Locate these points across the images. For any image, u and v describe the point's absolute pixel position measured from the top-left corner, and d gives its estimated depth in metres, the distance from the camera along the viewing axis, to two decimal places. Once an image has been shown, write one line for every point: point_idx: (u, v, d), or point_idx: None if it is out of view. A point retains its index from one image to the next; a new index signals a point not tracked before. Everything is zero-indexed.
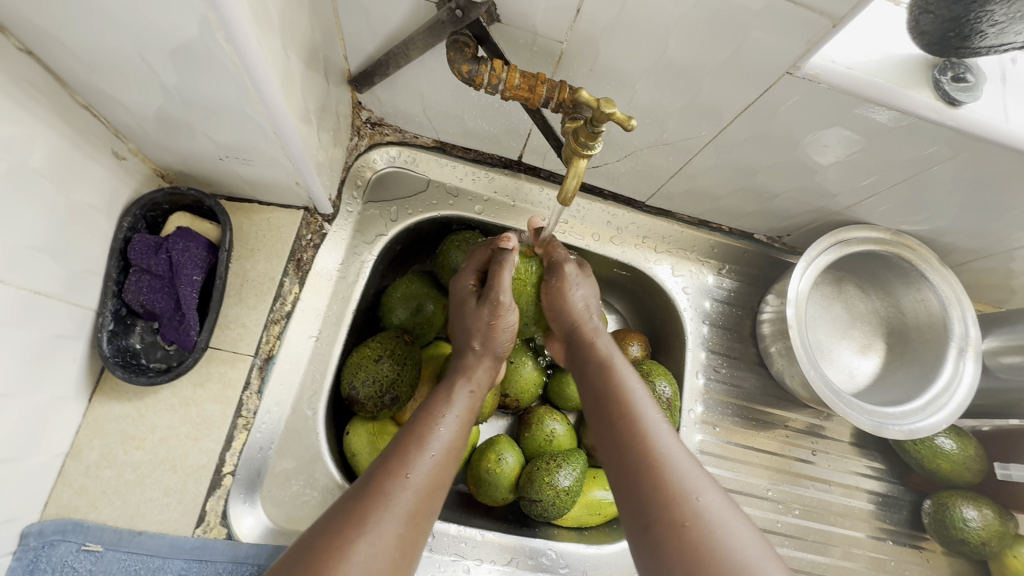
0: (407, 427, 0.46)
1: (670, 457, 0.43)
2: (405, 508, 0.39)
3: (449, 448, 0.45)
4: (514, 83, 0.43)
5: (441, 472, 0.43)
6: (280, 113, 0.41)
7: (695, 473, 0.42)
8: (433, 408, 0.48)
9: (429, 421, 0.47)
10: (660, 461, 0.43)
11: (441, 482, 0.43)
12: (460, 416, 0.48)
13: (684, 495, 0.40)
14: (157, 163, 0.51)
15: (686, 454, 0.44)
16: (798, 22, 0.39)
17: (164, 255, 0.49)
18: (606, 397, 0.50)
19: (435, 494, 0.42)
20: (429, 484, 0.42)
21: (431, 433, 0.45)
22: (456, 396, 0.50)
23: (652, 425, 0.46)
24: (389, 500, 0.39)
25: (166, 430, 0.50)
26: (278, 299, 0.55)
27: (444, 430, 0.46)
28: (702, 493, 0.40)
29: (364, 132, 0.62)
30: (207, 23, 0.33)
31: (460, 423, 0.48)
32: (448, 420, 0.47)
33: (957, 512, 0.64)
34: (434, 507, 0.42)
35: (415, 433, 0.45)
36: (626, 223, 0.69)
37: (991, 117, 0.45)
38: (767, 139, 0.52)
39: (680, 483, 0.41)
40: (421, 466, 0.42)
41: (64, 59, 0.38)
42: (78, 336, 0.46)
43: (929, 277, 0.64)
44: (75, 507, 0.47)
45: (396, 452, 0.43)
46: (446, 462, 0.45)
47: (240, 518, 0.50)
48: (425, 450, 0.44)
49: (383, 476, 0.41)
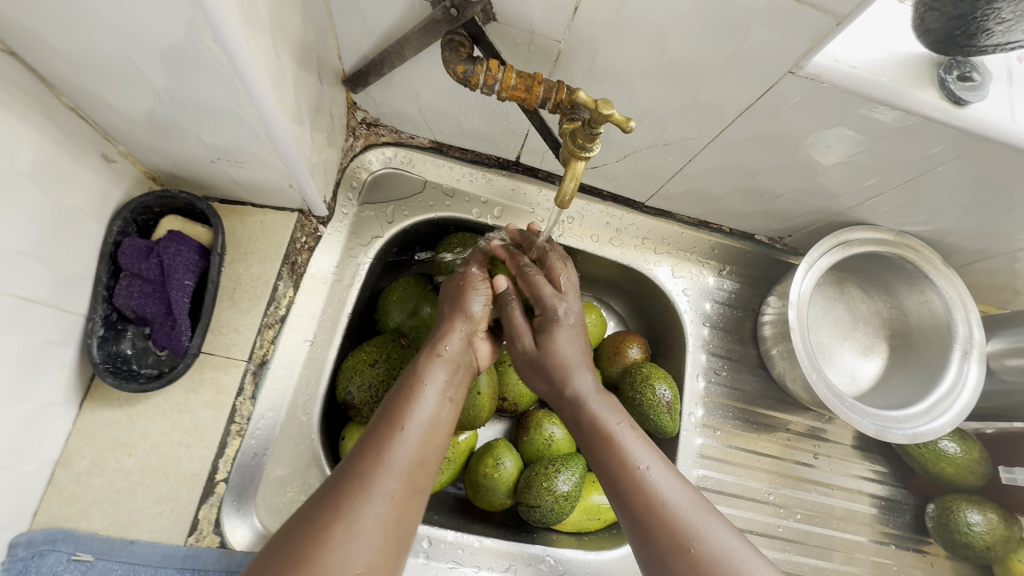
0: (383, 409, 0.44)
1: (669, 503, 0.41)
2: (386, 493, 0.38)
3: (427, 427, 0.44)
4: (510, 83, 0.42)
5: (420, 449, 0.42)
6: (271, 114, 0.40)
7: (696, 508, 0.41)
8: (410, 383, 0.46)
9: (407, 397, 0.45)
10: (658, 506, 0.41)
11: (421, 460, 0.42)
12: (438, 391, 0.46)
13: (687, 545, 0.39)
14: (148, 165, 0.50)
15: (684, 487, 0.42)
16: (801, 19, 0.38)
17: (154, 260, 0.48)
18: (596, 446, 0.46)
19: (417, 475, 0.41)
20: (408, 465, 0.41)
21: (408, 413, 0.43)
22: (432, 369, 0.47)
23: (647, 468, 0.43)
24: (370, 490, 0.38)
25: (158, 437, 0.49)
26: (272, 303, 0.54)
27: (423, 410, 0.44)
28: (705, 537, 0.39)
29: (359, 133, 0.61)
30: (193, 23, 0.32)
31: (438, 399, 0.46)
32: (426, 397, 0.45)
33: (961, 516, 0.63)
34: (419, 487, 0.41)
35: (393, 413, 0.43)
36: (626, 225, 0.69)
37: (997, 117, 0.44)
38: (769, 139, 0.51)
39: (680, 530, 0.39)
40: (399, 448, 0.41)
41: (49, 60, 0.37)
42: (67, 342, 0.45)
43: (933, 278, 0.63)
44: (65, 516, 0.46)
45: (374, 434, 0.42)
46: (426, 442, 0.43)
47: (234, 527, 0.49)
48: (400, 429, 0.42)
49: (361, 459, 0.40)
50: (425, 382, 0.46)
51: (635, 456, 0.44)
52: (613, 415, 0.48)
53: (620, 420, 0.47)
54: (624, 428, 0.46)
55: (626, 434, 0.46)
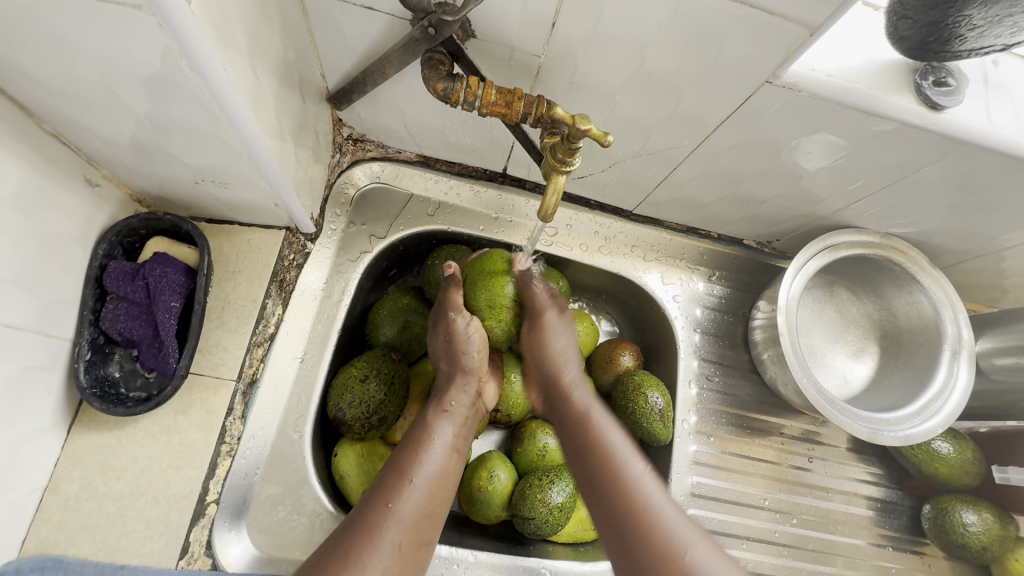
0: (393, 461, 0.48)
1: (656, 505, 0.46)
2: (393, 542, 0.42)
3: (434, 479, 0.47)
4: (490, 100, 0.42)
5: (427, 502, 0.46)
6: (251, 135, 0.41)
7: (684, 521, 0.45)
8: (420, 436, 0.50)
9: (416, 449, 0.49)
10: (648, 511, 0.46)
11: (427, 511, 0.45)
12: (446, 444, 0.50)
13: (676, 547, 0.43)
14: (133, 188, 0.50)
15: (670, 501, 0.47)
16: (775, 30, 0.38)
17: (141, 282, 0.48)
18: (588, 450, 0.52)
19: (423, 526, 0.45)
20: (415, 516, 0.44)
21: (417, 465, 0.47)
22: (441, 424, 0.51)
23: (634, 473, 0.49)
24: (377, 540, 0.41)
25: (147, 459, 0.48)
26: (261, 321, 0.54)
27: (430, 464, 0.48)
28: (693, 546, 0.44)
29: (346, 149, 0.62)
30: (169, 52, 0.32)
31: (446, 452, 0.49)
32: (436, 449, 0.49)
33: (957, 517, 0.63)
34: (422, 537, 0.44)
35: (401, 466, 0.47)
36: (614, 233, 0.69)
37: (973, 121, 0.45)
38: (751, 146, 0.51)
39: (670, 534, 0.44)
40: (406, 500, 0.44)
41: (30, 90, 0.37)
42: (53, 367, 0.45)
43: (920, 279, 0.63)
44: (53, 542, 0.45)
45: (386, 487, 0.45)
46: (434, 495, 0.47)
47: (226, 548, 0.49)
48: (408, 482, 0.45)
49: (371, 509, 0.43)
50: (431, 437, 0.50)
51: (624, 459, 0.50)
52: (607, 424, 0.54)
53: (613, 430, 0.53)
54: (621, 443, 0.52)
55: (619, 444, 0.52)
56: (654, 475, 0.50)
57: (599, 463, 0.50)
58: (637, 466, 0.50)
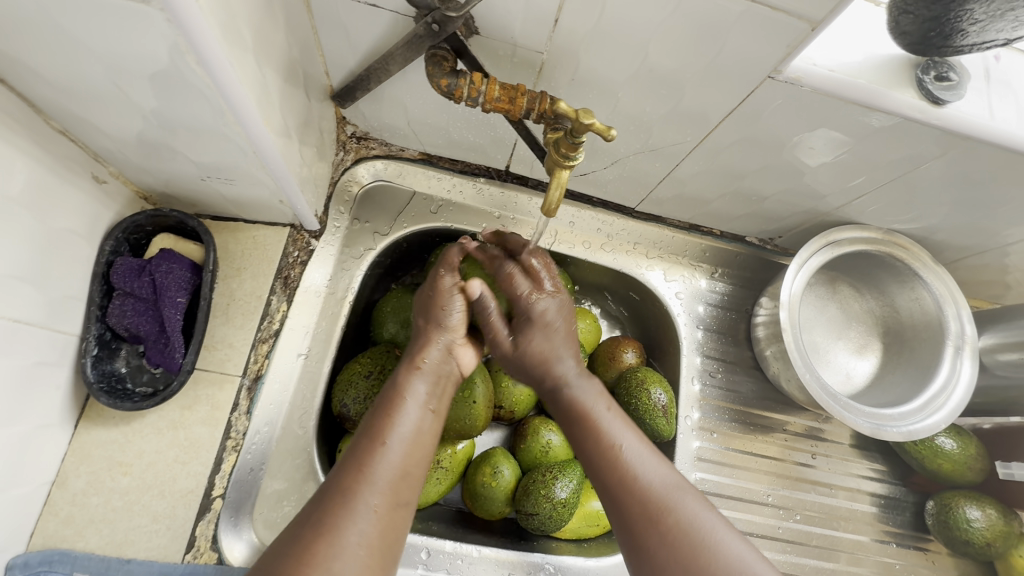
0: (366, 422, 0.44)
1: (645, 470, 0.44)
2: (370, 507, 0.38)
3: (411, 439, 0.43)
4: (494, 96, 0.43)
5: (405, 463, 0.41)
6: (257, 132, 0.41)
7: (672, 483, 0.44)
8: (391, 396, 0.45)
9: (389, 410, 0.44)
10: (637, 476, 0.44)
11: (406, 471, 0.41)
12: (421, 402, 0.45)
13: (665, 509, 0.42)
14: (139, 185, 0.50)
15: (659, 463, 0.46)
16: (776, 25, 0.39)
17: (147, 278, 0.48)
18: (576, 418, 0.49)
19: (402, 488, 0.41)
20: (393, 477, 0.40)
21: (389, 425, 0.43)
22: (412, 383, 0.46)
23: (622, 440, 0.46)
24: (354, 506, 0.37)
25: (153, 454, 0.49)
26: (265, 317, 0.55)
27: (405, 422, 0.43)
28: (680, 506, 0.42)
29: (349, 147, 0.62)
30: (177, 47, 0.32)
31: (421, 411, 0.45)
32: (409, 408, 0.44)
33: (961, 513, 0.63)
34: (404, 498, 0.40)
35: (373, 427, 0.43)
36: (617, 230, 0.69)
37: (976, 115, 0.45)
38: (754, 142, 0.51)
39: (659, 496, 0.43)
40: (382, 462, 0.40)
41: (38, 87, 0.37)
42: (61, 363, 0.46)
43: (923, 275, 0.63)
44: (61, 537, 0.46)
45: (358, 450, 0.41)
46: (411, 454, 0.42)
47: (232, 543, 0.49)
48: (383, 445, 0.41)
49: (346, 475, 0.39)
50: (403, 395, 0.45)
51: (610, 426, 0.47)
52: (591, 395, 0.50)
53: (597, 399, 0.50)
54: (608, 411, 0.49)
55: (605, 417, 0.48)
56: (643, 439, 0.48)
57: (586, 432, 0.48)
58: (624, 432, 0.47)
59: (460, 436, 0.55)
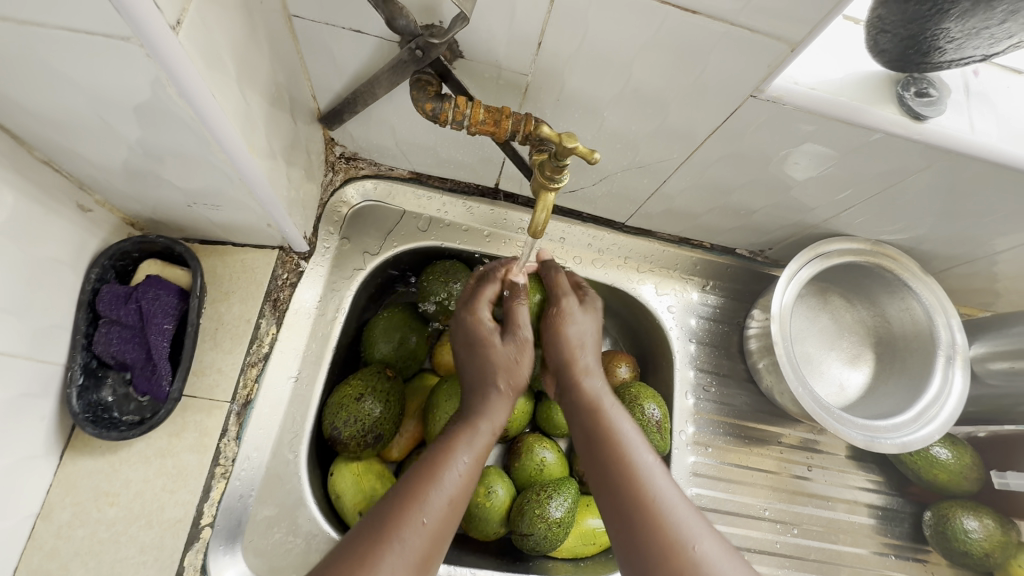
0: (417, 465, 0.45)
1: (665, 501, 0.43)
2: (416, 550, 0.39)
3: (460, 488, 0.44)
4: (479, 119, 0.43)
5: (450, 509, 0.42)
6: (242, 159, 0.41)
7: (692, 516, 0.42)
8: (445, 444, 0.46)
9: (442, 456, 0.45)
10: (657, 504, 0.43)
11: (451, 516, 0.42)
12: (473, 454, 0.46)
13: (682, 544, 0.40)
14: (126, 212, 0.50)
15: (678, 492, 0.44)
16: (756, 46, 0.39)
17: (133, 305, 0.48)
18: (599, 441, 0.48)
19: (446, 532, 0.42)
20: (438, 522, 0.41)
21: (443, 471, 0.44)
22: (468, 433, 0.48)
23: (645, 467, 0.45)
24: (398, 545, 0.39)
25: (140, 483, 0.48)
26: (255, 341, 0.54)
27: (456, 470, 0.44)
28: (700, 541, 0.40)
29: (338, 168, 0.62)
30: (158, 81, 0.32)
31: (472, 461, 0.46)
32: (462, 460, 0.45)
33: (958, 524, 0.63)
34: (443, 543, 0.42)
35: (426, 470, 0.44)
36: (608, 245, 0.69)
37: (956, 129, 0.46)
38: (739, 159, 0.52)
39: (677, 530, 0.41)
40: (430, 507, 0.41)
41: (21, 119, 0.37)
42: (45, 394, 0.45)
43: (913, 285, 0.63)
44: (46, 571, 0.45)
45: (408, 492, 0.42)
46: (457, 500, 0.44)
47: (222, 570, 0.49)
48: (434, 488, 0.42)
49: (395, 516, 0.40)
50: (456, 445, 0.46)
51: (633, 448, 0.47)
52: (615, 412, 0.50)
53: (624, 419, 0.50)
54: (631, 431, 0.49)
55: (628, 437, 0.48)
56: (665, 468, 0.46)
57: (607, 455, 0.47)
58: (646, 457, 0.46)
59: None
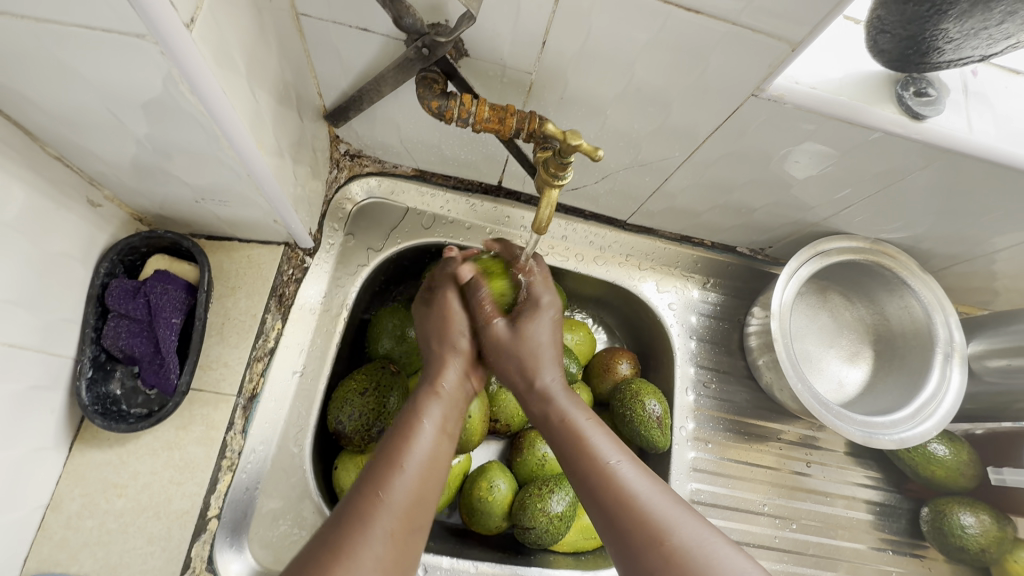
0: (383, 445, 0.42)
1: (641, 496, 0.40)
2: (385, 531, 0.36)
3: (428, 464, 0.42)
4: (483, 117, 0.44)
5: (421, 487, 0.40)
6: (250, 155, 0.41)
7: (666, 502, 0.40)
8: (408, 420, 0.44)
9: (404, 434, 0.43)
10: (630, 500, 0.40)
11: (423, 494, 0.40)
12: (437, 426, 0.45)
13: (659, 532, 0.37)
14: (134, 207, 0.51)
15: (653, 484, 0.41)
16: (757, 46, 0.40)
17: (142, 299, 0.48)
18: (570, 456, 0.44)
19: (417, 512, 0.39)
20: (408, 502, 0.39)
21: (407, 451, 0.41)
22: (429, 405, 0.46)
23: (615, 464, 0.42)
24: (369, 529, 0.36)
25: (148, 475, 0.49)
26: (261, 335, 0.55)
27: (421, 444, 0.42)
28: (678, 529, 0.38)
29: (343, 165, 0.63)
30: (170, 77, 0.33)
31: (437, 435, 0.44)
32: (426, 432, 0.44)
33: (955, 519, 0.64)
34: (418, 523, 0.39)
35: (391, 451, 0.41)
36: (609, 242, 0.70)
37: (954, 129, 0.46)
38: (740, 157, 0.53)
39: (654, 518, 0.38)
40: (398, 485, 0.39)
41: (34, 115, 0.38)
42: (56, 386, 0.46)
43: (911, 283, 0.64)
44: (55, 560, 0.46)
45: (373, 473, 0.39)
46: (428, 479, 0.41)
47: (228, 562, 0.49)
48: (400, 469, 0.40)
49: (359, 498, 0.38)
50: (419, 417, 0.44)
51: (600, 451, 0.44)
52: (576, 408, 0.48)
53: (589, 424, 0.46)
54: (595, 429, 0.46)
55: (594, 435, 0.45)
56: (636, 462, 0.43)
57: (577, 462, 0.44)
58: (615, 456, 0.43)
59: (455, 451, 0.56)
